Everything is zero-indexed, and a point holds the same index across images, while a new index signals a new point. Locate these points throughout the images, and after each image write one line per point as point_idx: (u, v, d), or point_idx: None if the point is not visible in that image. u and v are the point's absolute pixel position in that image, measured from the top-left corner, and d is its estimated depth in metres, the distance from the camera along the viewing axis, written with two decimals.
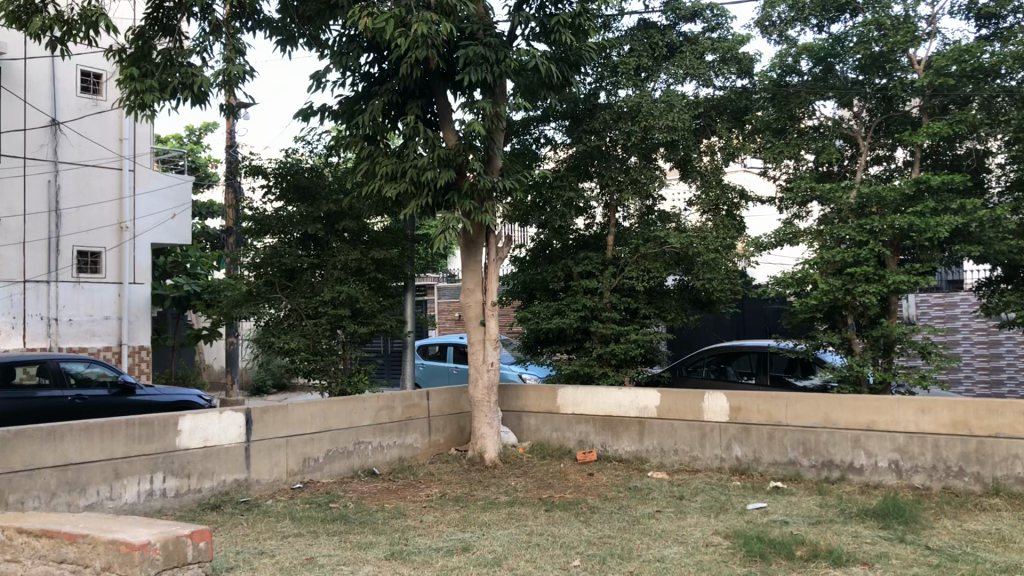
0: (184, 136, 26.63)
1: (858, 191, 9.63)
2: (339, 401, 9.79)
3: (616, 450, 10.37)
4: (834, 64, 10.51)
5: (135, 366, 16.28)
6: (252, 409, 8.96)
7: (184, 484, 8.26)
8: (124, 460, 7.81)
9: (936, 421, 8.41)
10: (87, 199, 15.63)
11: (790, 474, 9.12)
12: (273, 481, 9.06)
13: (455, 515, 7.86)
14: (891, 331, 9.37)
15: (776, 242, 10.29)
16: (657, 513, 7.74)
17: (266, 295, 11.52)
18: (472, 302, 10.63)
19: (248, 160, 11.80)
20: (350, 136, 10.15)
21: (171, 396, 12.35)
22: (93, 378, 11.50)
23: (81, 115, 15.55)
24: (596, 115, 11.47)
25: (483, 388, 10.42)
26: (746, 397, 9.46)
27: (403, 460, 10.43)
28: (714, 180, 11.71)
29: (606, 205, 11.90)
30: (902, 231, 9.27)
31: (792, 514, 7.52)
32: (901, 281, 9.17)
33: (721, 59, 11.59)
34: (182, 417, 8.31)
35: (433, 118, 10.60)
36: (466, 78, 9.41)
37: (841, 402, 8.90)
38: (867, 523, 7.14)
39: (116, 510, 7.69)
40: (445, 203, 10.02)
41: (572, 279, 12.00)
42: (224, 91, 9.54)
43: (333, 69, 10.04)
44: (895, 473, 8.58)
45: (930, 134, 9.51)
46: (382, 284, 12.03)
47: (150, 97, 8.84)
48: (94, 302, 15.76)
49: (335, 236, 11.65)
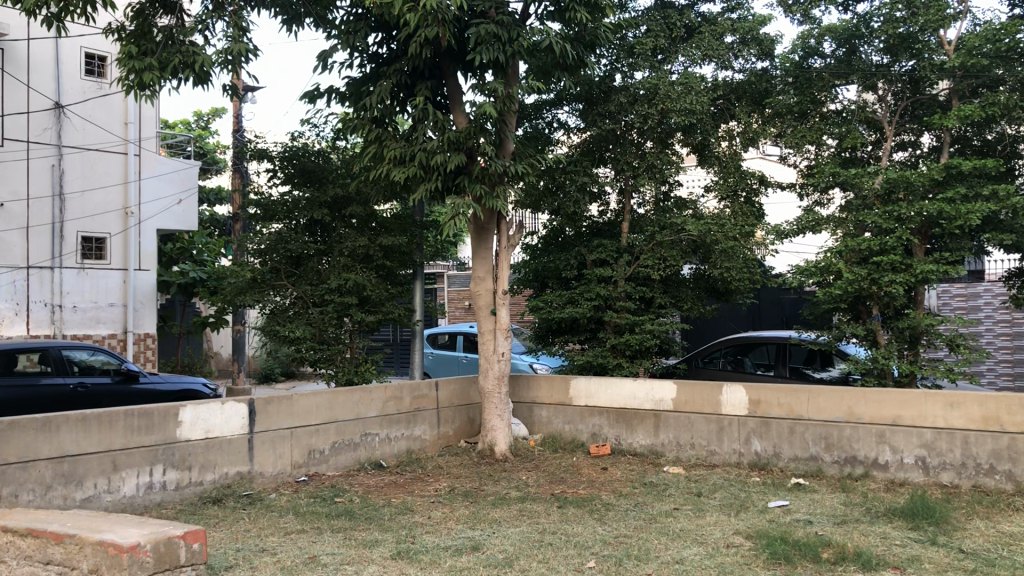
0: (192, 122, 26.40)
1: (884, 176, 9.22)
2: (345, 391, 9.50)
3: (630, 444, 10.07)
4: (858, 45, 10.08)
5: (141, 354, 16.06)
6: (256, 400, 8.70)
7: (184, 477, 8.02)
8: (123, 451, 7.56)
9: (966, 416, 8.05)
10: (92, 183, 15.37)
11: (812, 470, 8.79)
12: (278, 473, 8.81)
13: (463, 511, 7.57)
14: (918, 322, 8.99)
15: (798, 230, 9.91)
16: (675, 511, 7.44)
17: (271, 282, 11.24)
18: (482, 290, 10.29)
19: (253, 143, 11.51)
20: (357, 119, 9.83)
21: (175, 385, 12.11)
22: (96, 366, 11.27)
23: (85, 98, 15.26)
24: (611, 97, 11.10)
25: (494, 379, 10.13)
26: (765, 390, 9.14)
27: (411, 452, 10.16)
28: (732, 165, 11.38)
29: (622, 190, 11.56)
30: (931, 218, 8.88)
31: (816, 513, 7.19)
32: (931, 271, 8.77)
33: (741, 40, 11.19)
34: (183, 408, 8.06)
35: (443, 101, 10.26)
36: (478, 57, 9.03)
37: (866, 396, 8.56)
38: (895, 524, 6.81)
39: (114, 503, 7.45)
40: (455, 187, 9.68)
41: (585, 267, 11.66)
42: (228, 72, 9.18)
43: (339, 49, 9.70)
44: (921, 471, 8.24)
45: (961, 117, 9.02)
46: (391, 272, 11.73)
47: (150, 76, 8.55)
48: (99, 289, 15.53)
49: (342, 222, 11.37)
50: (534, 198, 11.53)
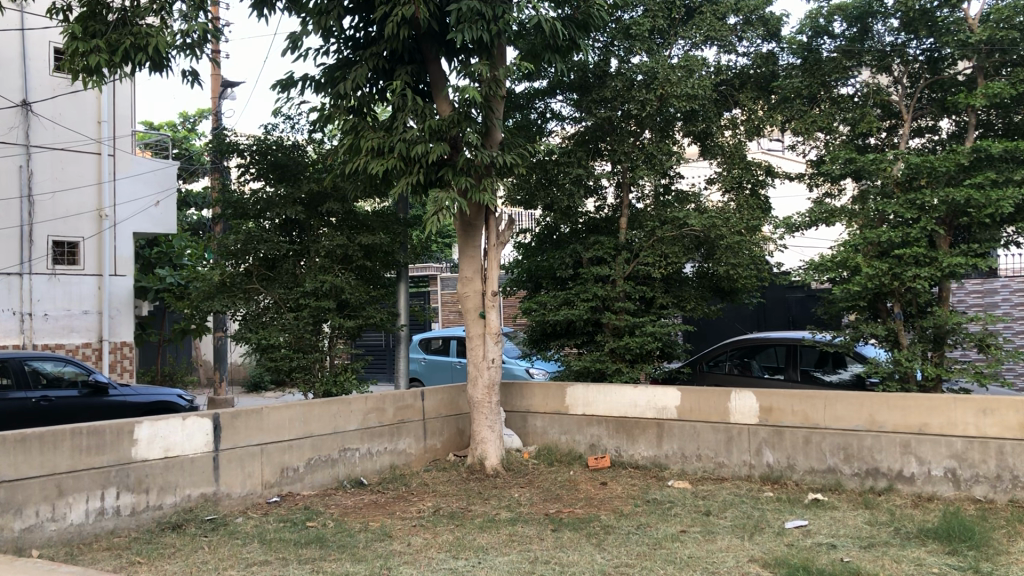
0: (178, 123, 25.72)
1: (906, 161, 8.42)
2: (322, 403, 8.77)
3: (631, 456, 9.34)
4: (872, 24, 9.32)
5: (117, 363, 15.35)
6: (221, 414, 7.96)
7: (141, 501, 7.26)
8: (69, 475, 6.81)
9: (1001, 424, 7.26)
10: (63, 184, 14.65)
11: (829, 483, 8.04)
12: (247, 495, 8.07)
13: (447, 537, 6.82)
14: (946, 321, 8.14)
15: (810, 222, 9.15)
16: (682, 534, 6.67)
17: (243, 286, 10.51)
18: (470, 292, 9.55)
19: (224, 137, 10.82)
20: (332, 108, 9.10)
21: (148, 397, 11.35)
22: (64, 379, 10.51)
23: (55, 95, 14.54)
24: (606, 84, 10.38)
25: (483, 388, 9.37)
26: (778, 396, 8.40)
27: (394, 468, 9.42)
28: (737, 156, 10.68)
29: (619, 184, 10.87)
30: (958, 207, 8.05)
31: (839, 535, 6.43)
32: (959, 264, 7.96)
33: (745, 21, 10.48)
34: (138, 425, 7.32)
35: (425, 89, 9.56)
36: (459, 38, 8.27)
37: (888, 401, 7.81)
38: (929, 548, 6.04)
39: (59, 533, 6.69)
40: (439, 181, 8.95)
41: (581, 266, 10.92)
42: (187, 56, 8.50)
43: (311, 31, 8.98)
44: (952, 484, 7.46)
45: (989, 96, 8.22)
46: (374, 274, 11.05)
47: (97, 59, 7.88)
48: (72, 295, 14.80)
49: (319, 220, 10.65)
50: (526, 193, 10.79)
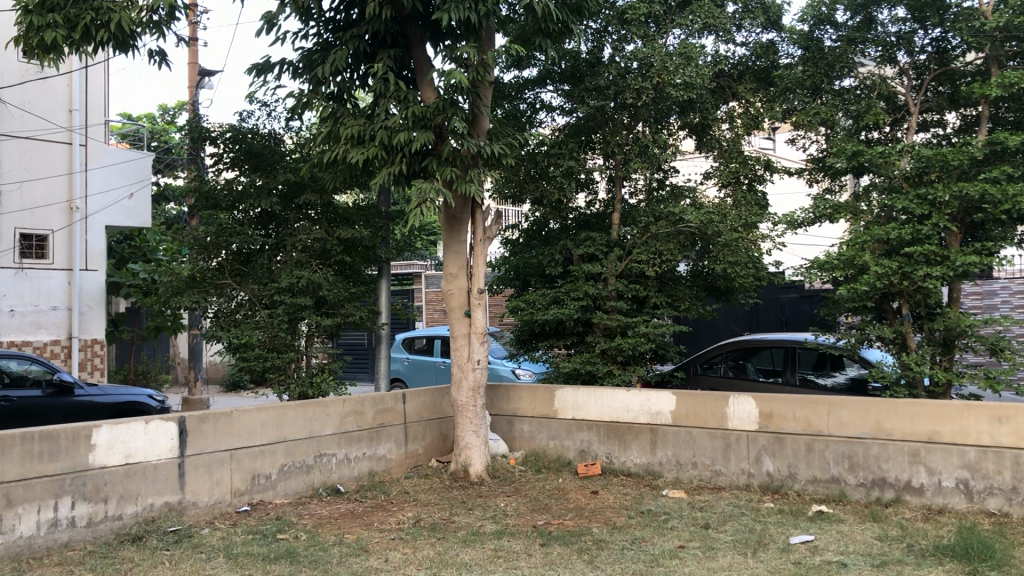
0: (157, 116, 25.08)
1: (915, 154, 8.01)
2: (297, 405, 8.27)
3: (623, 463, 8.88)
4: (876, 12, 8.92)
5: (87, 361, 14.71)
6: (187, 418, 7.43)
7: (98, 511, 6.72)
8: (18, 483, 6.26)
9: (1016, 433, 6.81)
10: (32, 175, 14.05)
11: (833, 494, 7.61)
12: (214, 504, 7.55)
13: (428, 552, 6.32)
14: (957, 323, 7.74)
15: (814, 218, 8.70)
16: (681, 550, 6.21)
17: (215, 281, 10.02)
18: (455, 289, 9.04)
19: (197, 124, 10.29)
20: (310, 93, 8.61)
21: (116, 398, 10.74)
22: (27, 378, 9.92)
23: (23, 81, 13.95)
24: (599, 72, 9.95)
25: (468, 390, 8.88)
26: (778, 401, 7.98)
27: (374, 474, 8.93)
28: (735, 150, 10.30)
29: (611, 177, 10.53)
30: (971, 202, 7.65)
31: (849, 553, 5.99)
32: (973, 262, 7.56)
33: (744, 10, 10.13)
34: (96, 428, 6.77)
35: (410, 75, 9.07)
36: (445, 18, 7.77)
37: (896, 409, 7.38)
38: (947, 567, 5.60)
39: (5, 547, 6.13)
40: (422, 172, 8.47)
41: (571, 263, 10.46)
42: (154, 34, 7.97)
43: (288, 11, 8.47)
44: (963, 496, 7.02)
45: (1005, 85, 7.82)
46: (354, 269, 10.54)
47: (53, 35, 7.36)
48: (40, 291, 14.18)
49: (297, 212, 10.15)
50: (515, 186, 10.34)
